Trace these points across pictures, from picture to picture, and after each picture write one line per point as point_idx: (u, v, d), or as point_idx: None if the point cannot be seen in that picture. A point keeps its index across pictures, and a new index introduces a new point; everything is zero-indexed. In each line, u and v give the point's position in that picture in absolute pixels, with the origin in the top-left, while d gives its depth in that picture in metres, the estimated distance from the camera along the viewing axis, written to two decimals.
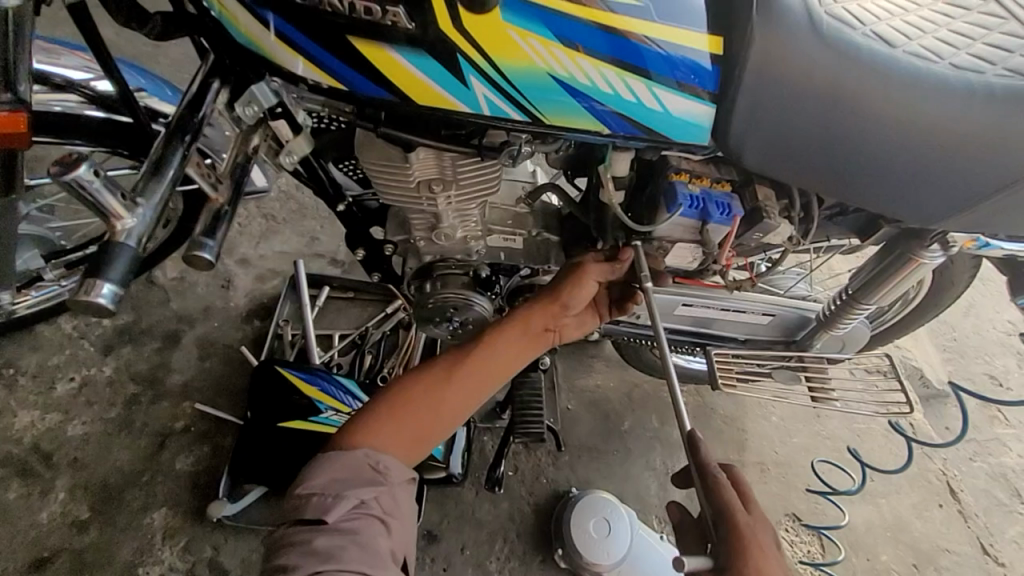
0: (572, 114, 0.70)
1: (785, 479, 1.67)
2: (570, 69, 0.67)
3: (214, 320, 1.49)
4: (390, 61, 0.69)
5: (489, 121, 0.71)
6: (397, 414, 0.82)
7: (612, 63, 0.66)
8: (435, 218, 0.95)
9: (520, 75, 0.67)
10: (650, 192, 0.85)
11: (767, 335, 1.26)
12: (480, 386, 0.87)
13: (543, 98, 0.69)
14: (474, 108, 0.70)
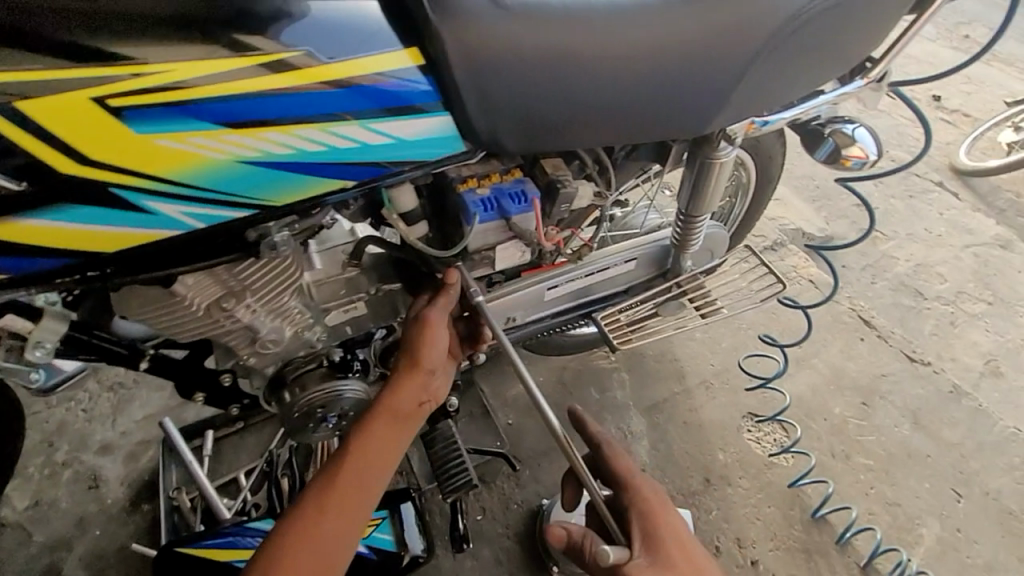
0: (294, 185, 0.66)
1: (731, 384, 1.70)
2: (265, 146, 0.63)
3: (95, 528, 1.29)
4: (57, 231, 0.62)
5: (211, 229, 0.66)
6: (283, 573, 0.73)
7: (306, 122, 0.63)
8: (251, 331, 0.85)
9: (214, 174, 0.63)
10: (448, 210, 0.82)
11: (645, 274, 1.23)
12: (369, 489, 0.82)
13: (260, 184, 0.65)
14: (185, 227, 0.65)
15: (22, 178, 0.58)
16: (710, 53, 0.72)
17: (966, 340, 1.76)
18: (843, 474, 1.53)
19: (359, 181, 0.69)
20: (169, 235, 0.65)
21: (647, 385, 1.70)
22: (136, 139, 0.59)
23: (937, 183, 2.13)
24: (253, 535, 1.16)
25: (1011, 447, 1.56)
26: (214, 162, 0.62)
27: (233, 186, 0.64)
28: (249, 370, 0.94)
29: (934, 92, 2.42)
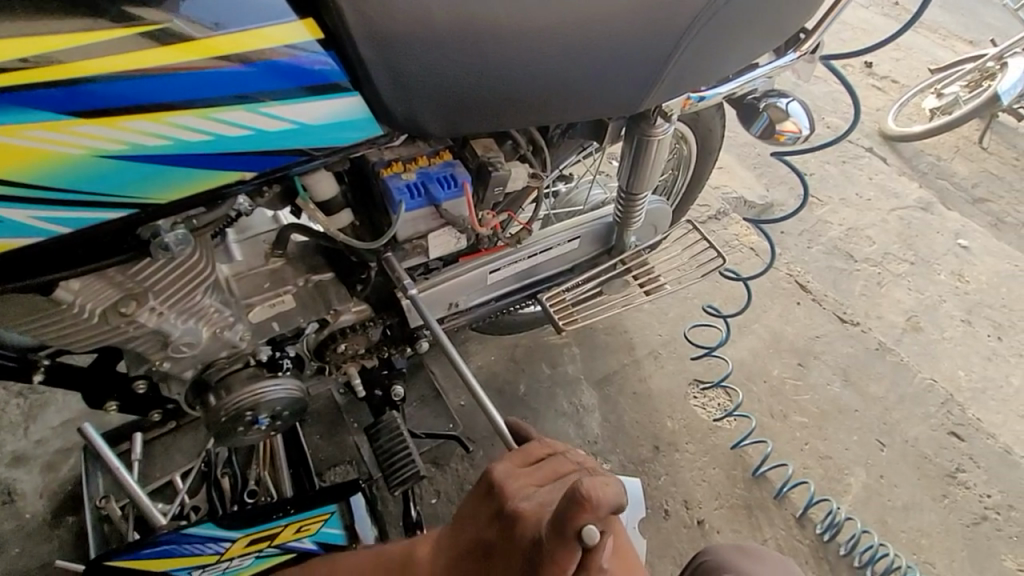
0: (181, 180, 0.59)
1: (677, 354, 1.74)
2: (133, 137, 0.55)
3: (14, 546, 1.19)
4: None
5: (85, 233, 0.58)
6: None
7: (182, 107, 0.56)
8: (161, 335, 0.77)
9: (75, 172, 0.55)
10: (373, 198, 0.76)
11: (588, 253, 1.22)
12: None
13: (138, 179, 0.57)
14: (50, 232, 0.56)
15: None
16: (642, 27, 0.69)
17: (890, 299, 1.86)
18: (782, 433, 1.61)
19: (258, 171, 0.61)
20: (27, 242, 0.57)
21: (597, 358, 1.73)
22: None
23: (867, 149, 2.22)
24: (191, 542, 1.08)
25: (927, 397, 1.68)
26: (72, 157, 0.54)
27: (102, 184, 0.56)
28: (165, 376, 0.86)
29: (865, 60, 2.49)
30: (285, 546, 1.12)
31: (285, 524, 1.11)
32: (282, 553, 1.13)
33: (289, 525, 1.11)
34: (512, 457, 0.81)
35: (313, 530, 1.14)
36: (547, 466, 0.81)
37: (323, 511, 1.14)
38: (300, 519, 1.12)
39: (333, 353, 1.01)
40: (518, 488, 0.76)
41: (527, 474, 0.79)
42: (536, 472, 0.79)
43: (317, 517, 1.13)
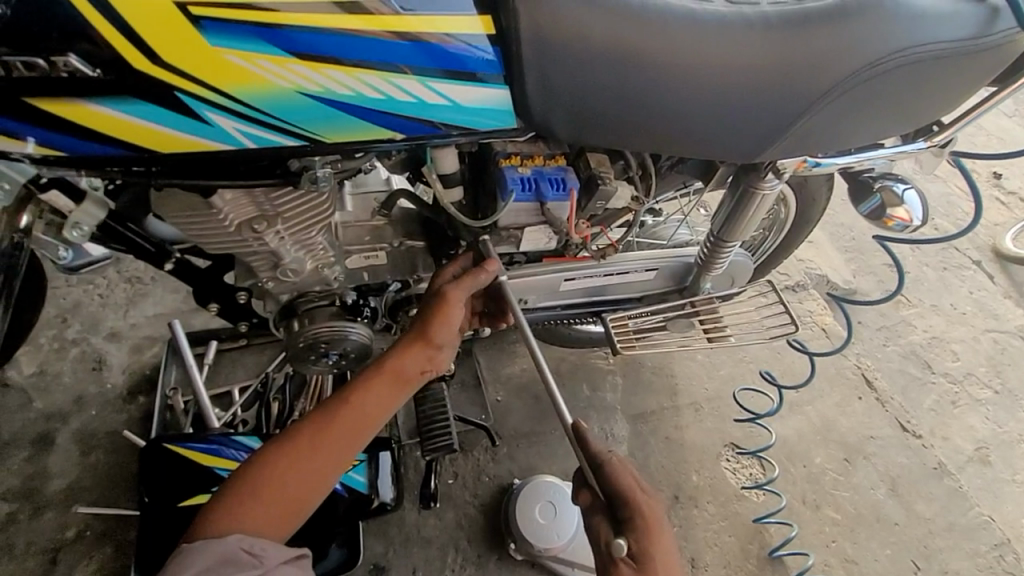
0: (344, 126, 0.68)
1: (719, 412, 1.71)
2: (326, 83, 0.64)
3: (91, 409, 1.35)
4: (105, 118, 0.63)
5: (257, 153, 0.68)
6: (310, 446, 0.83)
7: (369, 67, 0.64)
8: (275, 256, 0.87)
9: (272, 101, 0.64)
10: (487, 183, 0.83)
11: (660, 288, 1.25)
12: (367, 419, 0.87)
13: (313, 118, 0.66)
14: (231, 144, 0.67)
15: (98, 67, 0.60)
16: (782, 85, 0.71)
17: (962, 422, 1.74)
18: (809, 522, 1.55)
19: (409, 136, 0.70)
20: (217, 148, 0.67)
21: (638, 394, 1.73)
22: (203, 49, 0.60)
23: (975, 262, 2.08)
24: (236, 448, 1.19)
25: (980, 534, 1.56)
26: (275, 87, 0.63)
27: (288, 116, 0.65)
28: (264, 293, 0.97)
29: (994, 169, 2.35)
30: None
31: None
32: None
33: None
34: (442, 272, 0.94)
35: None
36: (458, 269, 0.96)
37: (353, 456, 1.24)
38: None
39: (404, 317, 1.08)
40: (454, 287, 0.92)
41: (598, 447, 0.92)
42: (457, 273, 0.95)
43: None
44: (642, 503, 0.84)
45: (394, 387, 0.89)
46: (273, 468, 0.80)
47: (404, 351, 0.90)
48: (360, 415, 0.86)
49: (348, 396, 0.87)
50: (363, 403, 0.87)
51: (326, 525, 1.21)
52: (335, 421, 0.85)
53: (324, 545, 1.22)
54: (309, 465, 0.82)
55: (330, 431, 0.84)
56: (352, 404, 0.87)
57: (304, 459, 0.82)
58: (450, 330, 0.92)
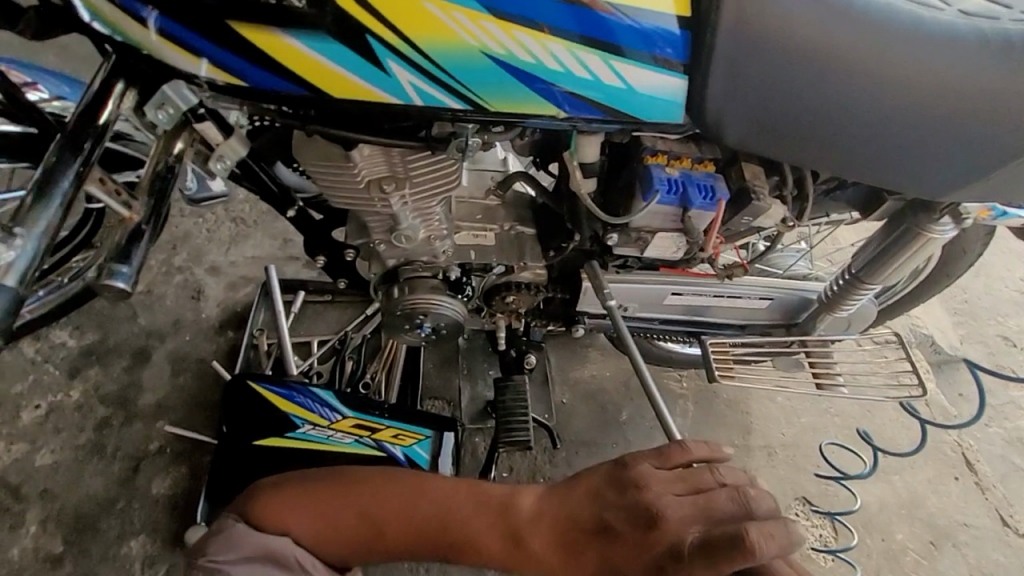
0: (511, 95, 0.64)
1: (793, 462, 1.59)
2: (510, 45, 0.61)
3: (186, 334, 1.40)
4: (289, 50, 0.62)
5: (422, 111, 0.65)
6: (382, 497, 0.87)
7: (557, 36, 0.61)
8: (393, 219, 0.86)
9: (451, 57, 0.62)
10: (626, 179, 0.76)
11: (768, 320, 1.18)
12: (454, 515, 0.85)
13: (484, 80, 0.63)
14: (402, 98, 0.64)
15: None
16: (1005, 118, 0.62)
17: None
18: None
19: (573, 118, 0.65)
20: (384, 99, 0.65)
21: (708, 425, 1.64)
22: None
23: None
24: (311, 399, 1.18)
25: None
26: (459, 43, 0.61)
27: (460, 78, 0.63)
28: (371, 254, 0.96)
29: None
30: (380, 445, 1.18)
31: (387, 425, 1.19)
32: (373, 448, 1.18)
33: (389, 427, 1.19)
34: (652, 454, 0.82)
35: (407, 442, 1.20)
36: (689, 477, 0.80)
37: (420, 431, 1.21)
38: (401, 427, 1.19)
39: (499, 302, 1.05)
40: (659, 491, 0.78)
41: (660, 476, 0.80)
42: (680, 482, 0.79)
43: (414, 434, 1.20)
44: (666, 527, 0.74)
45: (500, 518, 0.84)
46: (350, 495, 0.88)
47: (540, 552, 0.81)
48: (453, 531, 0.85)
49: (455, 494, 0.87)
50: (463, 511, 0.86)
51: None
52: (421, 520, 0.85)
53: None
54: (366, 533, 0.86)
55: (411, 526, 0.86)
56: (455, 512, 0.86)
57: (369, 527, 0.86)
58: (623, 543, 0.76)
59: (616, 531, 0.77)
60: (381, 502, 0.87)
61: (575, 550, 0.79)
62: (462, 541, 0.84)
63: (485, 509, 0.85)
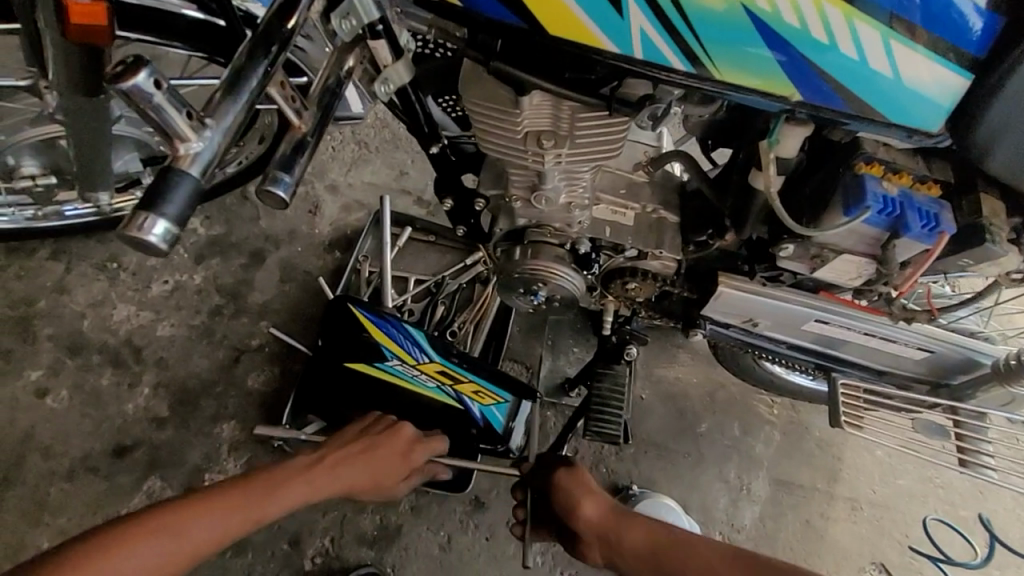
0: (756, 66, 0.57)
1: (878, 523, 1.48)
2: (780, 4, 0.54)
3: (299, 244, 1.45)
4: None
5: (642, 66, 0.58)
6: (202, 508, 0.76)
7: (841, 1, 0.53)
8: (538, 178, 0.80)
9: (707, 8, 0.55)
10: (820, 182, 0.65)
11: (913, 372, 1.03)
12: (292, 487, 0.85)
13: (734, 43, 0.56)
14: (626, 47, 0.57)
15: None
16: None
17: None
18: None
19: (812, 104, 0.58)
20: (602, 46, 0.58)
21: (792, 461, 1.52)
22: None
23: None
24: (404, 336, 1.13)
25: None
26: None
27: (703, 36, 0.56)
28: (500, 208, 0.91)
29: None
30: (460, 397, 1.18)
31: (470, 381, 1.14)
32: (453, 398, 1.19)
33: (472, 383, 1.15)
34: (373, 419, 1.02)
35: (486, 402, 1.18)
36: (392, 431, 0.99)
37: (502, 394, 1.17)
38: (484, 387, 1.14)
39: (618, 287, 0.97)
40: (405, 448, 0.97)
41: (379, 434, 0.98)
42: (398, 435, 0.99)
43: (495, 396, 1.17)
44: (379, 446, 0.96)
45: (307, 480, 0.87)
46: (155, 522, 0.72)
47: (348, 478, 0.92)
48: (268, 506, 0.82)
49: (252, 478, 0.83)
50: (282, 485, 0.84)
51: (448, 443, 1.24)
52: (257, 508, 0.81)
53: None
54: (194, 545, 0.74)
55: (236, 523, 0.78)
56: (272, 492, 0.83)
57: (196, 538, 0.74)
58: (350, 472, 0.92)
59: (350, 454, 0.93)
60: (212, 503, 0.77)
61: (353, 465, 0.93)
62: (283, 508, 0.83)
63: (274, 474, 0.85)
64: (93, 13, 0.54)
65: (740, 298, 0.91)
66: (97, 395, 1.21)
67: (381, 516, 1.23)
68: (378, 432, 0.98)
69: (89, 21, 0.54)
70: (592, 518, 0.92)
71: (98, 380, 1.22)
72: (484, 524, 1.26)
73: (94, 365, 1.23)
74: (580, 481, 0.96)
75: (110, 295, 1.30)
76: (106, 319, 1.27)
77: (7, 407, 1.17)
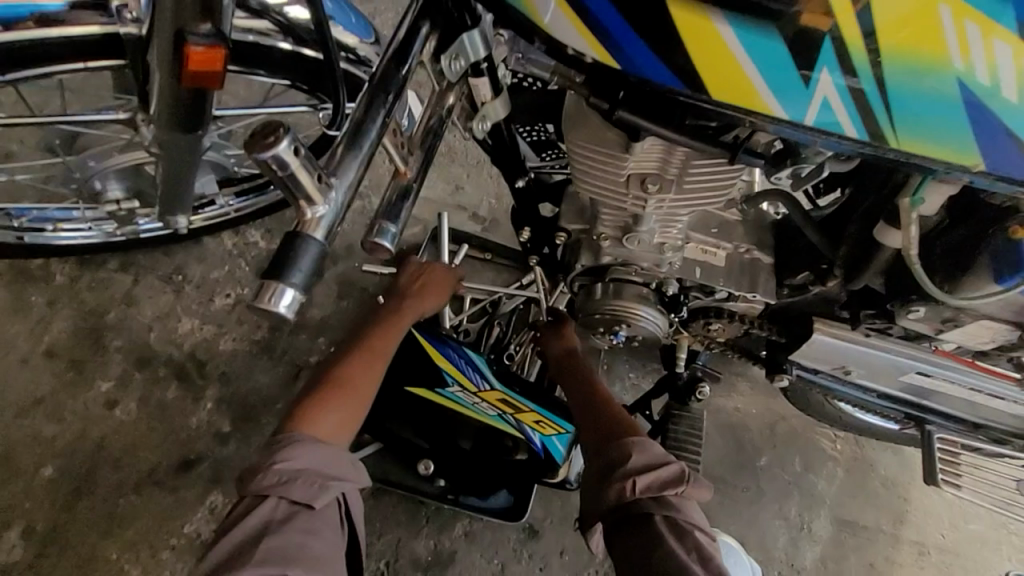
0: (947, 135, 0.55)
1: (947, 570, 1.43)
2: (999, 75, 0.52)
3: (356, 260, 1.44)
4: (715, 38, 0.53)
5: (810, 131, 0.57)
6: (328, 399, 0.83)
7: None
8: (633, 219, 0.76)
9: (922, 79, 0.53)
10: (958, 239, 0.62)
11: (1015, 429, 0.96)
12: (373, 363, 0.90)
13: (931, 113, 0.54)
14: (801, 114, 0.56)
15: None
16: None
17: None
18: None
19: (1002, 173, 0.56)
20: (773, 112, 0.56)
21: (856, 500, 1.46)
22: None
23: None
24: (463, 361, 1.15)
25: None
26: (942, 63, 0.52)
27: (904, 105, 0.54)
28: (582, 243, 0.86)
29: None
30: (520, 426, 1.15)
31: (531, 410, 1.13)
32: (515, 428, 1.16)
33: (534, 412, 1.13)
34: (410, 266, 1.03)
35: (546, 432, 1.15)
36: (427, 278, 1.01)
37: (563, 424, 1.14)
38: (545, 416, 1.13)
39: (699, 326, 0.93)
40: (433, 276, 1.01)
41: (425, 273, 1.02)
42: (430, 276, 1.01)
43: (556, 426, 1.14)
44: (432, 278, 1.01)
45: (371, 360, 0.90)
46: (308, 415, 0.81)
47: (420, 304, 0.99)
48: (365, 386, 0.86)
49: (338, 368, 0.87)
50: (361, 366, 0.89)
51: (504, 469, 1.22)
52: (363, 382, 0.87)
53: (493, 484, 1.23)
54: (349, 418, 0.83)
55: (357, 397, 0.85)
56: (356, 374, 0.87)
57: (346, 414, 0.83)
58: (428, 306, 0.99)
59: (389, 318, 0.97)
60: (331, 392, 0.84)
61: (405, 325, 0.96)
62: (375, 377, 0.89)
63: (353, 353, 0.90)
64: (210, 59, 0.52)
65: (836, 348, 0.86)
66: (163, 408, 1.23)
67: (436, 541, 1.22)
68: (416, 278, 1.01)
69: (204, 68, 0.53)
70: (570, 349, 1.05)
71: (164, 393, 1.24)
72: (537, 554, 1.24)
73: (160, 378, 1.25)
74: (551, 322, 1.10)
75: (176, 308, 1.31)
76: (172, 332, 1.29)
77: (77, 417, 1.19)
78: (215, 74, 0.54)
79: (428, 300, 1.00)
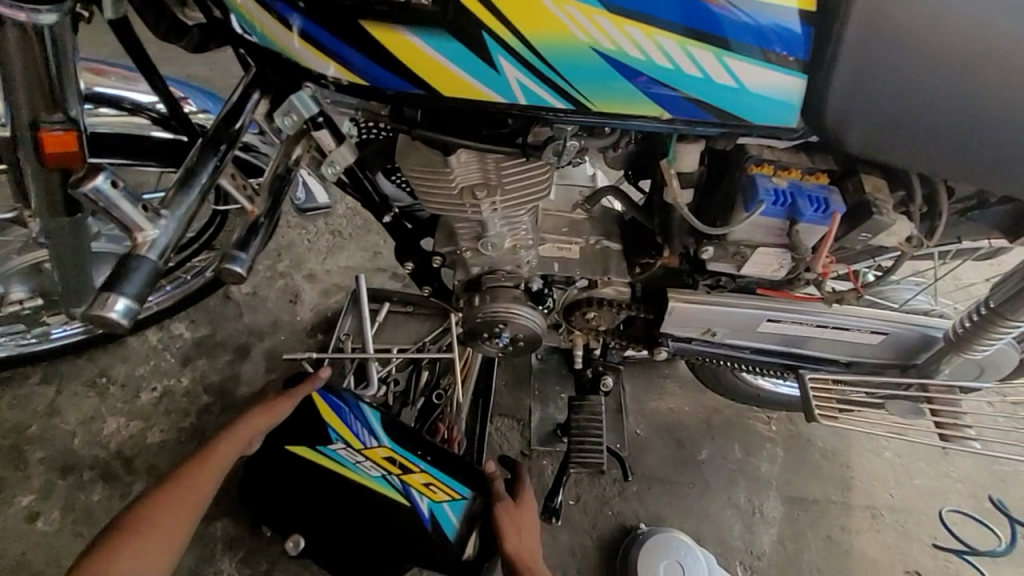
0: (623, 97, 0.66)
1: (903, 529, 1.44)
2: (621, 41, 0.63)
3: (282, 334, 1.50)
4: (414, 50, 0.65)
5: (526, 109, 0.67)
6: (140, 529, 0.93)
7: (672, 32, 0.62)
8: (481, 227, 0.86)
9: (574, 54, 0.63)
10: (725, 189, 0.76)
11: (877, 359, 1.06)
12: (196, 486, 1.00)
13: (595, 80, 0.65)
14: (509, 96, 0.66)
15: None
16: None
17: None
18: None
19: (681, 118, 0.67)
20: (490, 98, 0.67)
21: (801, 476, 1.49)
22: None
23: None
24: (356, 418, 1.11)
25: None
26: (576, 41, 0.63)
27: (574, 76, 0.65)
28: (455, 262, 0.96)
29: None
30: (407, 490, 1.11)
31: (421, 471, 1.09)
32: (402, 494, 1.11)
33: (423, 474, 1.09)
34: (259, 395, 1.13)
35: (438, 497, 1.10)
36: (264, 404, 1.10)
37: (457, 490, 1.10)
38: (433, 478, 1.09)
39: (579, 318, 1.02)
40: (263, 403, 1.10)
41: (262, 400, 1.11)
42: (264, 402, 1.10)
43: (447, 491, 1.10)
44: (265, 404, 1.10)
45: (198, 483, 1.00)
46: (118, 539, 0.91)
47: (245, 427, 1.07)
48: (180, 510, 0.97)
49: (164, 490, 0.99)
50: (179, 491, 0.99)
51: (398, 540, 1.12)
52: (179, 508, 0.97)
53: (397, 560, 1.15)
54: (162, 541, 0.93)
55: (169, 523, 0.95)
56: (174, 498, 0.98)
57: (151, 540, 0.93)
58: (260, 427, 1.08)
59: (220, 445, 1.05)
60: (147, 517, 0.95)
61: (232, 450, 1.05)
62: (190, 502, 0.99)
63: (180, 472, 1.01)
64: (65, 141, 0.63)
65: (694, 310, 0.95)
66: (89, 512, 1.21)
67: None
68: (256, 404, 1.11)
69: (60, 149, 0.63)
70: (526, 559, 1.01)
71: (89, 496, 1.22)
72: None
73: (85, 482, 1.24)
74: (516, 519, 1.07)
75: (101, 410, 1.32)
76: (97, 434, 1.29)
77: None
78: (72, 156, 0.65)
79: (254, 423, 1.07)
